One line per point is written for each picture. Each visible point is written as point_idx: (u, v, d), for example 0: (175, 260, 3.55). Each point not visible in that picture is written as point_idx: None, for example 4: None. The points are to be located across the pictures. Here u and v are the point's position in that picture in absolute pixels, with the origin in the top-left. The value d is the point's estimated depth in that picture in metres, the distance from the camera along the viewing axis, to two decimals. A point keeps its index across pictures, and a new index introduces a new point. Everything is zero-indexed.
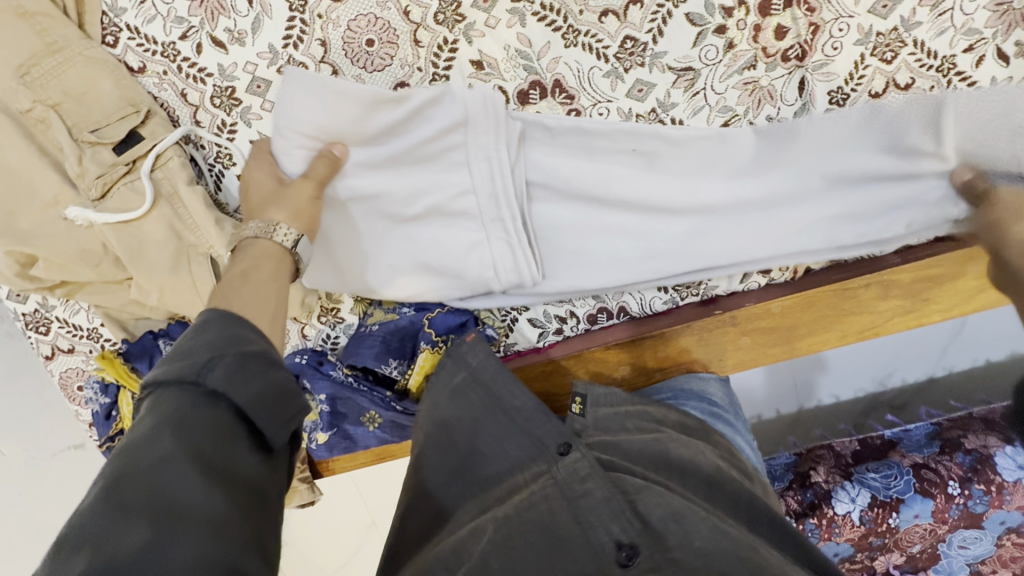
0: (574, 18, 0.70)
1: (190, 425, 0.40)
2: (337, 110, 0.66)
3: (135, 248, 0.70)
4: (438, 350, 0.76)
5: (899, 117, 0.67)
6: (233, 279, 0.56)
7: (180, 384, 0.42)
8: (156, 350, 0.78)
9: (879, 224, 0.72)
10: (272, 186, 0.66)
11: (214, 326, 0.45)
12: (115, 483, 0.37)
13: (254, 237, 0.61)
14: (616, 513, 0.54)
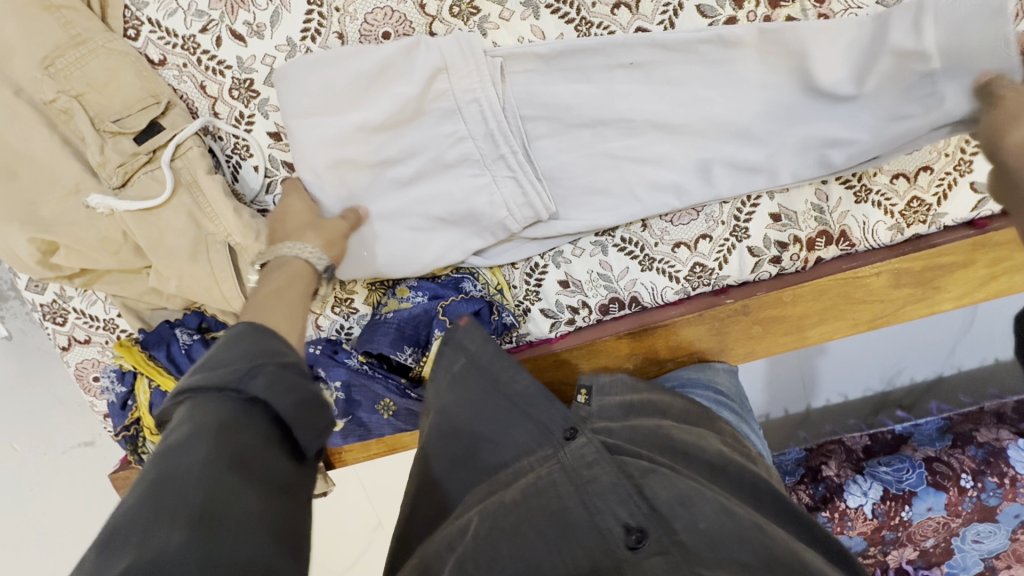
0: (587, 10, 0.72)
1: (228, 433, 0.38)
2: (326, 88, 0.68)
3: (154, 235, 0.71)
4: None
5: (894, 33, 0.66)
6: (266, 294, 0.56)
7: (216, 391, 0.39)
8: (173, 339, 0.78)
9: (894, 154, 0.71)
10: (307, 216, 0.69)
11: (248, 336, 0.43)
12: (149, 492, 0.34)
13: (285, 255, 0.62)
14: (624, 497, 0.53)
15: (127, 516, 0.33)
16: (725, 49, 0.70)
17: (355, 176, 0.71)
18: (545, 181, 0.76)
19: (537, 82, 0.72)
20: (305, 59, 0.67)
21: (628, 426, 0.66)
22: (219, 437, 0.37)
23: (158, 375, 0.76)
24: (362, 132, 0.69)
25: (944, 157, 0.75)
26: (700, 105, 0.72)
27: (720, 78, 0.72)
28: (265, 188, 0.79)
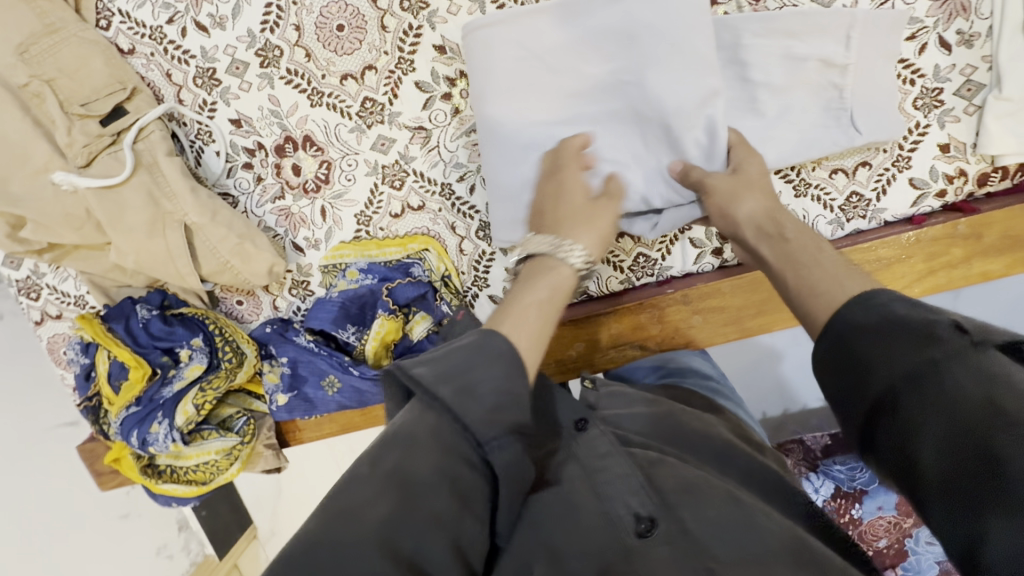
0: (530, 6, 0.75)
1: (461, 461, 0.39)
2: (539, 39, 0.71)
3: (114, 211, 0.74)
4: (396, 317, 0.78)
5: (804, 16, 0.70)
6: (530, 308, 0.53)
7: (455, 413, 0.40)
8: (133, 314, 0.81)
9: (800, 138, 0.74)
10: (580, 201, 0.67)
11: (502, 364, 0.43)
12: (394, 494, 0.37)
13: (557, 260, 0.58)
14: (636, 488, 0.53)
15: (370, 507, 0.36)
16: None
17: (536, 143, 0.74)
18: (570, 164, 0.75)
19: (523, 68, 0.71)
20: (497, 17, 0.70)
21: (636, 413, 0.67)
22: (454, 479, 0.38)
23: (114, 347, 0.78)
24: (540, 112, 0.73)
25: (881, 153, 0.76)
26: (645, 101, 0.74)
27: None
28: (226, 172, 0.83)
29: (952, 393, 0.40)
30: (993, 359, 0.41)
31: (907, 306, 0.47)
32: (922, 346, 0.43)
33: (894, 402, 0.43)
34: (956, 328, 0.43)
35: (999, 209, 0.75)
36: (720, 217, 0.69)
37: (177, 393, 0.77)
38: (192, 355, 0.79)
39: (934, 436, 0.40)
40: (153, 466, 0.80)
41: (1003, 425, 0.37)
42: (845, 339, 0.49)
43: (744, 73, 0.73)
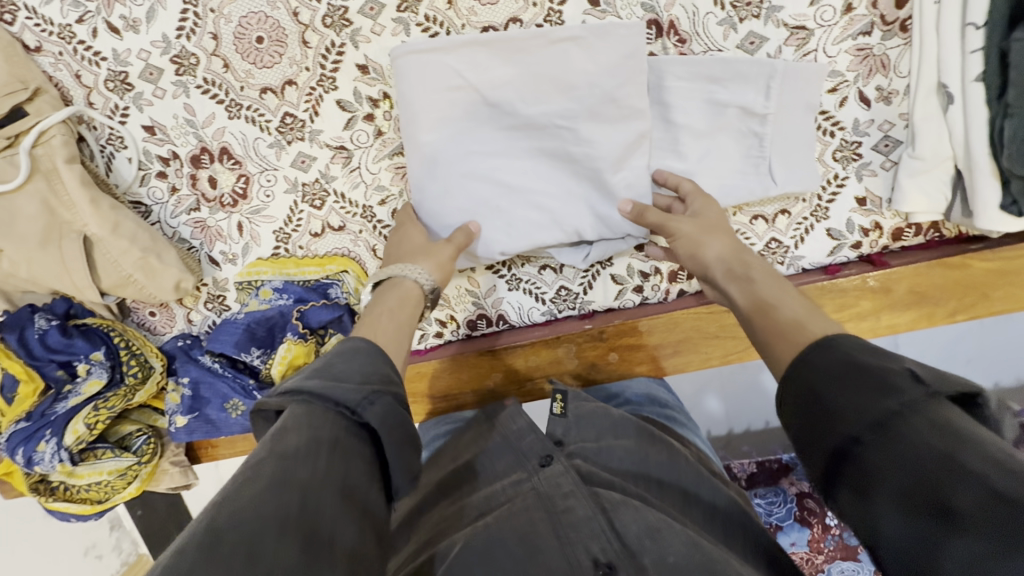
0: (457, 31, 0.73)
1: (335, 430, 0.42)
2: (476, 68, 0.68)
3: (4, 219, 0.69)
4: (305, 342, 0.76)
5: (728, 62, 0.70)
6: (377, 315, 0.62)
7: (320, 394, 0.44)
8: (30, 324, 0.76)
9: (719, 183, 0.74)
10: (422, 239, 0.72)
11: (363, 355, 0.49)
12: (267, 474, 0.38)
13: (404, 276, 0.67)
14: (597, 532, 0.55)
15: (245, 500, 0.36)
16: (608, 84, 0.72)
17: (474, 173, 0.72)
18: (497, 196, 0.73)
19: (455, 100, 0.69)
20: (429, 43, 0.66)
21: (603, 445, 0.68)
22: (323, 441, 0.41)
23: (6, 359, 0.74)
24: (467, 145, 0.71)
25: (801, 202, 0.77)
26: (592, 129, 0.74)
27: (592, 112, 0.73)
28: (139, 180, 0.80)
29: (916, 442, 0.39)
30: (942, 406, 0.40)
31: (871, 354, 0.44)
32: (879, 394, 0.41)
33: (863, 440, 0.41)
34: (910, 374, 0.42)
35: (908, 265, 0.76)
36: (689, 258, 0.67)
37: (70, 410, 0.74)
38: (91, 370, 0.76)
39: (899, 477, 0.39)
40: (44, 483, 0.77)
41: (958, 480, 0.36)
42: (805, 381, 0.46)
43: (667, 115, 0.73)
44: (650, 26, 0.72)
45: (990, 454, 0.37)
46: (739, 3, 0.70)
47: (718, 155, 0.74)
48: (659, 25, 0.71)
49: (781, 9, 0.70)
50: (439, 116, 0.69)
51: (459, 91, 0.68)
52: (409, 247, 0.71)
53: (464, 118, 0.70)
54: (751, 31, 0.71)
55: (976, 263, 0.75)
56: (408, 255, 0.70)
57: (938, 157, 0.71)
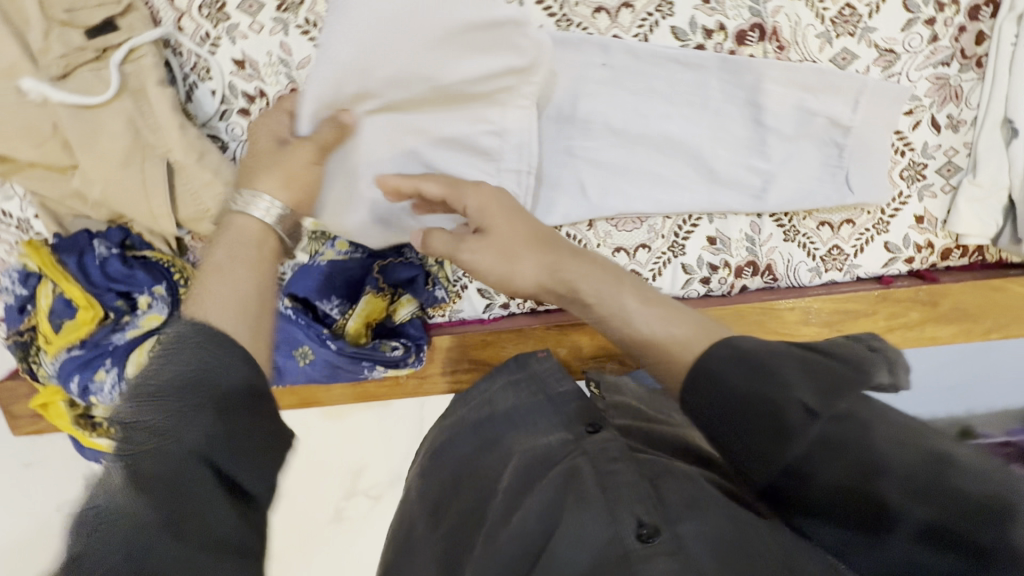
0: (570, 8, 0.75)
1: (192, 418, 0.37)
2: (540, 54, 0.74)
3: (87, 132, 0.66)
4: (383, 296, 0.77)
5: (822, 72, 0.74)
6: (209, 273, 0.46)
7: (175, 384, 0.38)
8: (89, 249, 0.73)
9: (797, 187, 0.79)
10: (274, 144, 0.59)
11: (215, 319, 0.42)
12: (147, 492, 0.34)
13: (239, 209, 0.51)
14: (641, 497, 0.50)
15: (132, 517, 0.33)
16: (498, 82, 0.66)
17: (561, 146, 0.78)
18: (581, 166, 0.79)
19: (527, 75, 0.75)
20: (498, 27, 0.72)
21: (644, 428, 0.67)
22: (174, 430, 0.36)
23: (63, 282, 0.71)
24: (552, 120, 0.77)
25: (865, 214, 0.82)
26: (475, 124, 0.69)
27: (507, 105, 0.70)
28: (220, 114, 0.78)
29: (842, 465, 0.41)
30: (849, 413, 0.43)
31: (758, 379, 0.45)
32: (782, 441, 0.43)
33: (787, 484, 0.43)
34: (806, 409, 0.43)
35: (956, 282, 0.82)
36: (502, 284, 0.62)
37: (129, 342, 0.70)
38: (152, 303, 0.73)
39: (840, 507, 0.42)
40: (87, 418, 0.73)
41: (891, 521, 0.41)
42: (707, 383, 0.46)
43: (758, 115, 0.77)
44: (754, 29, 0.75)
45: (923, 487, 0.40)
46: (837, 19, 0.75)
47: (799, 159, 0.78)
48: (763, 29, 0.75)
49: (874, 31, 0.75)
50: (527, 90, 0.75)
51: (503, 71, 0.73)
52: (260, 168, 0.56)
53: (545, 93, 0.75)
54: (844, 48, 0.75)
55: (1012, 287, 0.82)
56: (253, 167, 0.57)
57: (995, 186, 0.77)
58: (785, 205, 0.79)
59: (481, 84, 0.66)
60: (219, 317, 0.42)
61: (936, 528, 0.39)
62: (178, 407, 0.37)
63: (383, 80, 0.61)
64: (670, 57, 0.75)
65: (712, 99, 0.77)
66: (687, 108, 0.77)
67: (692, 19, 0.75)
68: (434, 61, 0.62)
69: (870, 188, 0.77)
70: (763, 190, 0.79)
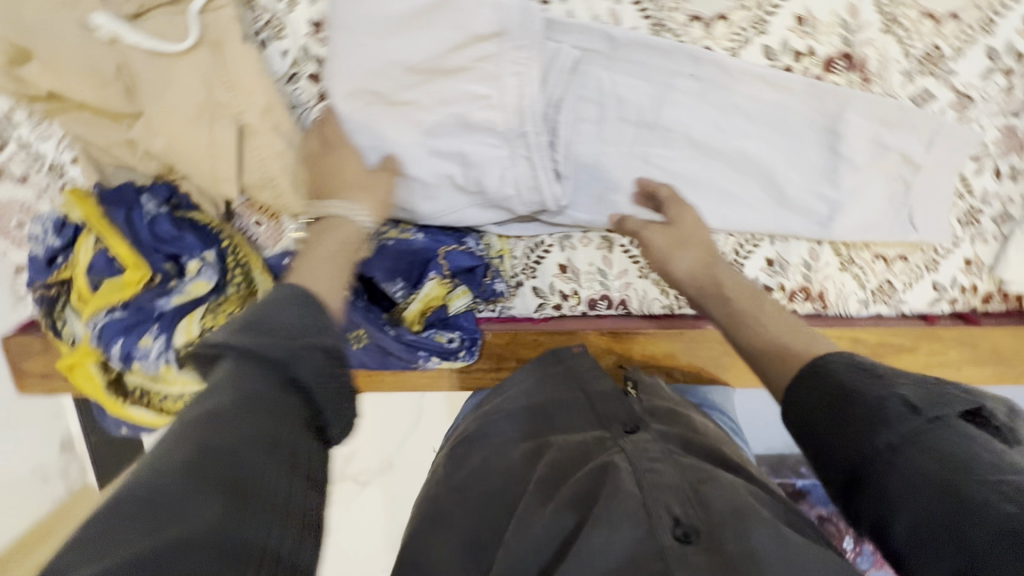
0: (667, 12, 0.73)
1: (255, 383, 0.44)
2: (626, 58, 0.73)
3: (159, 82, 0.63)
4: (447, 285, 0.75)
5: (902, 109, 0.75)
6: (312, 260, 0.61)
7: (248, 348, 0.45)
8: (137, 204, 0.68)
9: (862, 219, 0.80)
10: (359, 170, 0.69)
11: (295, 307, 0.50)
12: (196, 433, 0.40)
13: (338, 218, 0.66)
14: (681, 497, 0.52)
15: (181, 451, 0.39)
16: (470, 53, 0.67)
17: (637, 152, 0.78)
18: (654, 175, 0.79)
19: (616, 76, 0.74)
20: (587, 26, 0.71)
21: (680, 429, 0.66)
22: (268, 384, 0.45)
23: (109, 237, 0.66)
24: (632, 125, 0.76)
25: (919, 252, 0.83)
26: (473, 101, 0.70)
27: (499, 71, 0.69)
28: (288, 77, 0.73)
29: (917, 468, 0.46)
30: (946, 425, 0.46)
31: (861, 377, 0.52)
32: (872, 429, 0.48)
33: (863, 479, 0.48)
34: (905, 404, 0.48)
35: (995, 326, 0.85)
36: (661, 271, 0.76)
37: (175, 309, 0.67)
38: (201, 269, 0.69)
39: (913, 510, 0.45)
40: (120, 384, 0.70)
41: (967, 514, 0.42)
42: (821, 377, 0.54)
43: (835, 144, 0.77)
44: (842, 58, 0.75)
45: (992, 483, 0.42)
46: (923, 59, 0.75)
47: (867, 191, 0.79)
48: (851, 59, 0.75)
49: (955, 75, 0.76)
50: (613, 92, 0.74)
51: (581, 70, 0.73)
52: (349, 189, 0.68)
53: (632, 97, 0.75)
54: (925, 87, 0.76)
55: None
56: (350, 188, 0.68)
57: None
58: (848, 236, 0.81)
59: (449, 57, 0.67)
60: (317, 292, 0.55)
61: (1010, 523, 0.40)
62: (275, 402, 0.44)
63: (380, 70, 0.67)
64: (759, 75, 0.74)
65: (793, 122, 0.77)
66: (766, 128, 0.77)
67: (785, 40, 0.74)
68: (450, 38, 0.66)
69: (930, 227, 0.79)
70: (831, 217, 0.80)
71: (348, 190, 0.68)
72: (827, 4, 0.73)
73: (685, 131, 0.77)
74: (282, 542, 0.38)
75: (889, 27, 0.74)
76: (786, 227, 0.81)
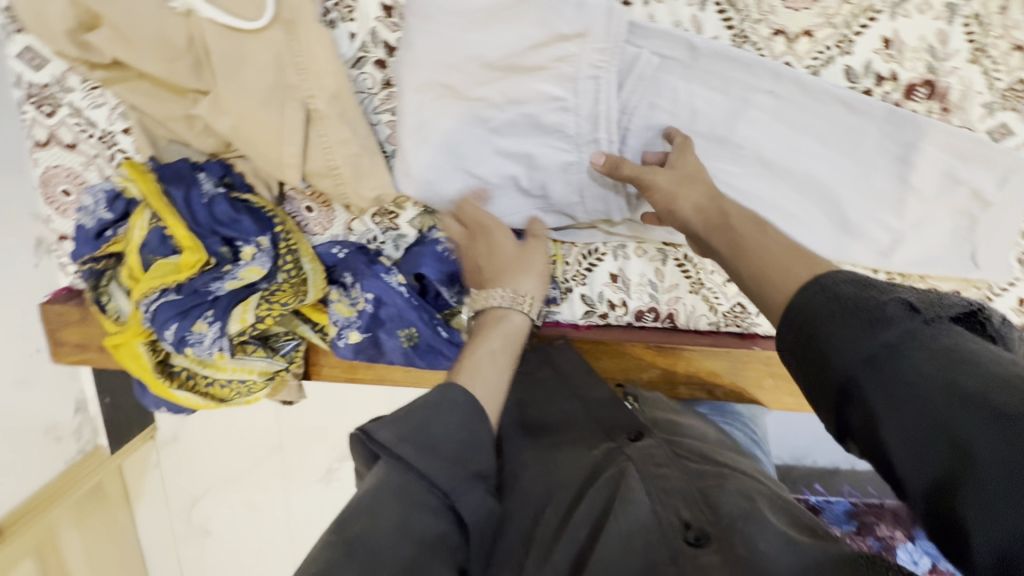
0: (750, 24, 0.71)
1: (419, 507, 0.43)
2: (704, 69, 0.71)
3: (231, 60, 0.62)
4: None
5: (980, 143, 0.72)
6: (477, 358, 0.56)
7: (413, 464, 0.44)
8: (195, 183, 0.68)
9: (921, 251, 0.79)
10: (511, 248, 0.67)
11: (458, 415, 0.48)
12: (352, 550, 0.39)
13: (494, 304, 0.62)
14: (689, 500, 0.54)
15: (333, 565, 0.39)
16: (551, 52, 0.65)
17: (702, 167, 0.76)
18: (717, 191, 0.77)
19: (691, 87, 0.72)
20: (668, 32, 0.69)
21: (681, 437, 0.68)
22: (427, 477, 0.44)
23: (167, 216, 0.66)
24: (701, 138, 0.75)
25: (973, 288, 0.82)
26: (548, 102, 0.68)
27: (575, 73, 0.66)
28: (354, 61, 0.71)
29: (914, 373, 0.39)
30: (945, 325, 0.41)
31: (858, 287, 0.44)
32: (868, 329, 0.41)
33: (853, 412, 0.42)
34: (903, 303, 0.42)
35: None
36: (665, 213, 0.66)
37: (230, 295, 0.67)
38: (256, 255, 0.67)
39: (913, 431, 0.38)
40: (166, 364, 0.71)
41: (963, 406, 0.37)
42: (802, 297, 0.46)
43: (904, 173, 0.75)
44: (924, 85, 0.73)
45: (999, 375, 0.37)
46: (1008, 93, 0.72)
47: (931, 223, 0.77)
48: (934, 88, 0.73)
49: None
50: (686, 102, 0.73)
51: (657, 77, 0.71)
52: (501, 267, 0.66)
53: (704, 109, 0.73)
54: (1004, 121, 0.73)
55: None
56: (499, 268, 0.66)
57: None
58: (905, 267, 0.80)
59: (529, 55, 0.65)
60: (483, 403, 0.51)
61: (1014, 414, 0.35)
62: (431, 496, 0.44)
63: (457, 64, 0.66)
64: (838, 97, 0.72)
65: (866, 148, 0.74)
66: (837, 152, 0.75)
67: (869, 62, 0.72)
68: (532, 34, 0.64)
69: (989, 265, 0.78)
70: (890, 248, 0.79)
71: (492, 264, 0.67)
72: (917, 29, 0.71)
73: (754, 149, 0.75)
74: None
75: (977, 56, 0.71)
76: (843, 254, 0.80)
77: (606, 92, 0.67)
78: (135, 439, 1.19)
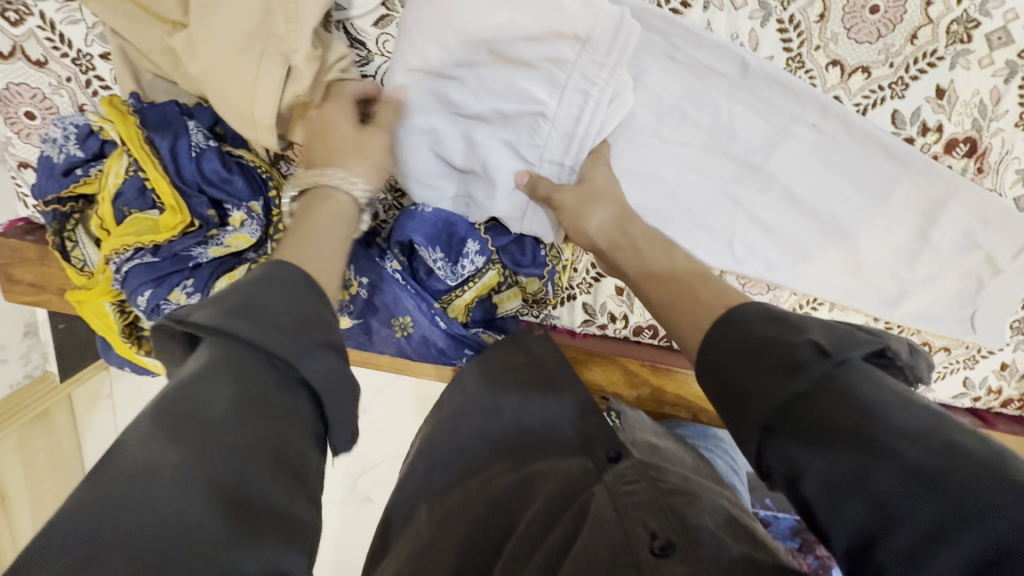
0: (809, 48, 0.67)
1: (258, 379, 0.39)
2: (741, 89, 0.68)
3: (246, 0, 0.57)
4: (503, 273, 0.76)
5: (1008, 211, 0.70)
6: (302, 234, 0.52)
7: (245, 338, 0.39)
8: (184, 133, 0.62)
9: (923, 307, 0.78)
10: (349, 133, 0.61)
11: (295, 290, 0.45)
12: (189, 436, 0.36)
13: (332, 187, 0.57)
14: (657, 512, 0.50)
15: (160, 459, 0.34)
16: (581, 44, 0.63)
17: (728, 190, 0.73)
18: (738, 218, 0.74)
19: (731, 106, 0.68)
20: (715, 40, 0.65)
21: (653, 446, 0.69)
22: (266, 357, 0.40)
23: (149, 168, 0.61)
24: (733, 161, 0.71)
25: (963, 347, 0.83)
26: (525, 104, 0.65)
27: (565, 80, 0.63)
28: (376, 17, 0.66)
29: (831, 419, 0.40)
30: (859, 367, 0.42)
31: (770, 325, 0.46)
32: (786, 376, 0.42)
33: (789, 457, 0.41)
34: (813, 346, 0.43)
35: (1010, 434, 0.86)
36: (572, 231, 0.67)
37: (214, 263, 0.65)
38: (245, 222, 0.64)
39: (848, 486, 0.38)
40: (132, 328, 0.69)
41: (881, 461, 0.38)
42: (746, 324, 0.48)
43: (926, 228, 0.72)
44: (966, 143, 0.70)
45: (912, 429, 0.38)
46: None
47: (941, 282, 0.76)
48: (975, 146, 0.70)
49: None
50: (725, 121, 0.69)
51: (699, 89, 0.68)
52: (341, 155, 0.59)
53: (742, 130, 0.69)
54: None
55: None
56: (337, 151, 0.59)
57: None
58: (906, 321, 0.79)
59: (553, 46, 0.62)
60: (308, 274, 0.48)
61: (921, 467, 0.37)
62: (273, 375, 0.40)
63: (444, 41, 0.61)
64: (881, 139, 0.68)
65: (896, 198, 0.71)
66: (866, 197, 0.72)
67: (919, 109, 0.69)
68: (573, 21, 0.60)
69: (984, 326, 0.78)
70: (893, 300, 0.78)
71: (338, 148, 0.60)
72: (972, 83, 0.67)
73: (785, 180, 0.72)
74: (290, 553, 0.35)
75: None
76: (847, 300, 0.78)
77: (592, 111, 0.65)
78: (89, 367, 1.14)
